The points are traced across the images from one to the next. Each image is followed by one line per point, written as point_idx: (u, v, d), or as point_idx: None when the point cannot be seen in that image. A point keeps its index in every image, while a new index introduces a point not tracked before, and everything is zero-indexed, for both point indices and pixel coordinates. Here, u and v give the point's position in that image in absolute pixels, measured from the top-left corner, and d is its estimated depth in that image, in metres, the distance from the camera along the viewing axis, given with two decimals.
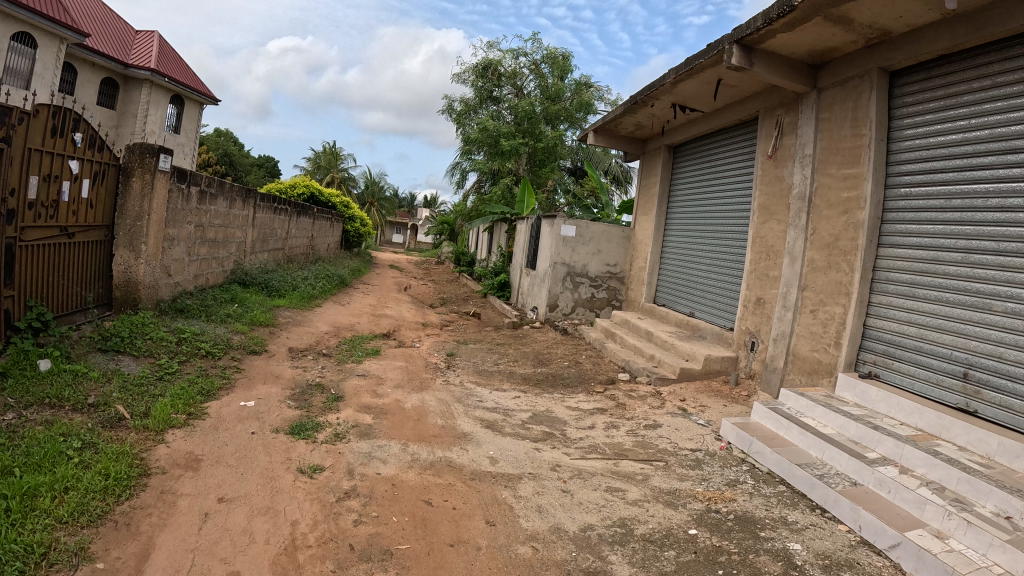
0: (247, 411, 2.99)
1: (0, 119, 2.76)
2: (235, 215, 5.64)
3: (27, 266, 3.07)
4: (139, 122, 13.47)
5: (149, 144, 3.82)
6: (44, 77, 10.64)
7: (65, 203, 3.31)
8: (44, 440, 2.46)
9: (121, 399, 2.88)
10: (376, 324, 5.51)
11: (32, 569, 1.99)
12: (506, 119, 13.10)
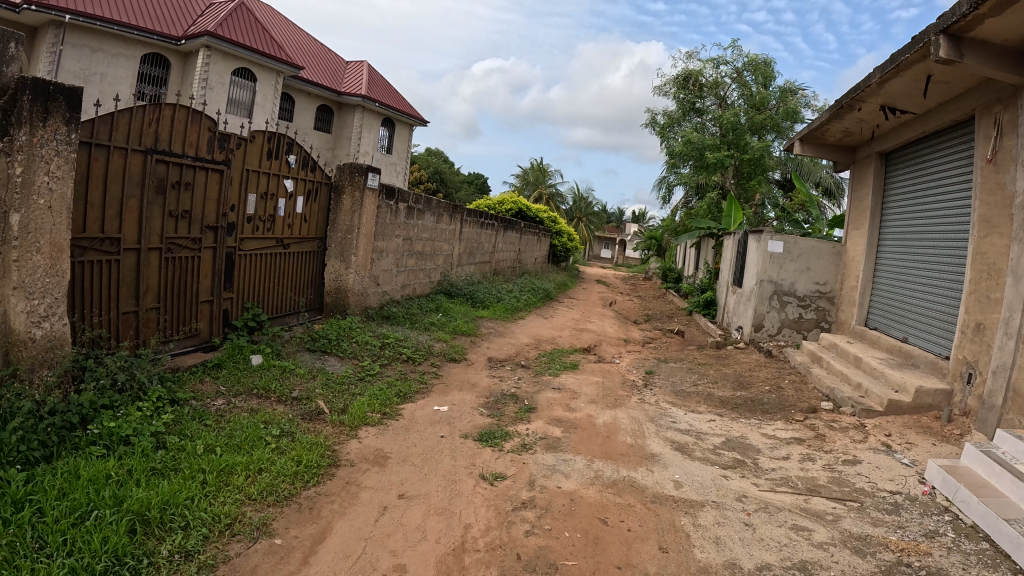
0: (438, 416, 3.44)
1: (220, 145, 3.74)
2: (442, 229, 6.93)
3: (244, 270, 4.09)
4: (354, 143, 16.40)
5: (358, 166, 4.86)
6: (265, 107, 13.00)
7: (280, 218, 4.38)
8: (247, 425, 2.93)
9: (324, 395, 3.47)
10: (578, 339, 6.04)
11: (215, 536, 2.22)
12: (710, 131, 13.83)
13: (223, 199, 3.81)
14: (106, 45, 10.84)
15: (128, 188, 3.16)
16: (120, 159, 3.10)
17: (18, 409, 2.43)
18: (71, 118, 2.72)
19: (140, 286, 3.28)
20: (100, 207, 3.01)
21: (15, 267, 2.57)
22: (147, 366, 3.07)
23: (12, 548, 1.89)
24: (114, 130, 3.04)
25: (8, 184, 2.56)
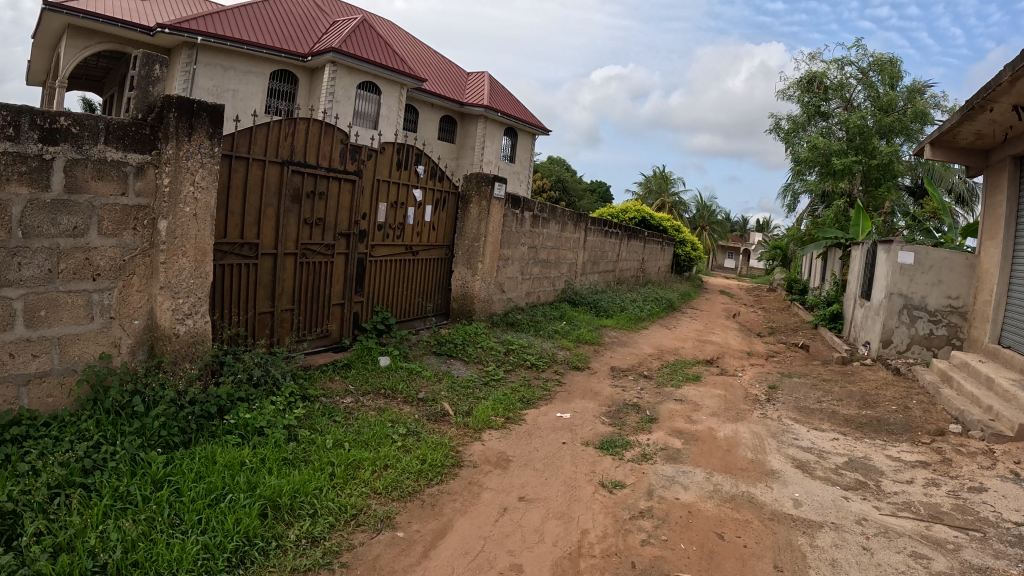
0: (561, 424, 3.48)
1: (352, 156, 3.95)
2: (567, 238, 7.05)
3: (373, 276, 4.31)
4: (477, 154, 17.04)
5: (484, 176, 5.00)
6: (390, 118, 13.91)
7: (409, 226, 4.58)
8: (375, 423, 3.09)
9: (449, 397, 3.60)
10: (702, 350, 5.99)
11: (341, 525, 2.35)
12: (838, 135, 13.25)
13: (354, 208, 4.02)
14: (236, 63, 11.96)
15: (266, 198, 3.42)
16: (258, 170, 3.35)
17: (161, 397, 2.72)
18: (214, 134, 2.99)
19: (275, 288, 3.54)
20: (239, 214, 3.28)
21: (163, 268, 2.88)
22: (280, 363, 3.32)
23: (150, 521, 2.12)
24: (251, 144, 3.29)
25: (158, 194, 2.87)
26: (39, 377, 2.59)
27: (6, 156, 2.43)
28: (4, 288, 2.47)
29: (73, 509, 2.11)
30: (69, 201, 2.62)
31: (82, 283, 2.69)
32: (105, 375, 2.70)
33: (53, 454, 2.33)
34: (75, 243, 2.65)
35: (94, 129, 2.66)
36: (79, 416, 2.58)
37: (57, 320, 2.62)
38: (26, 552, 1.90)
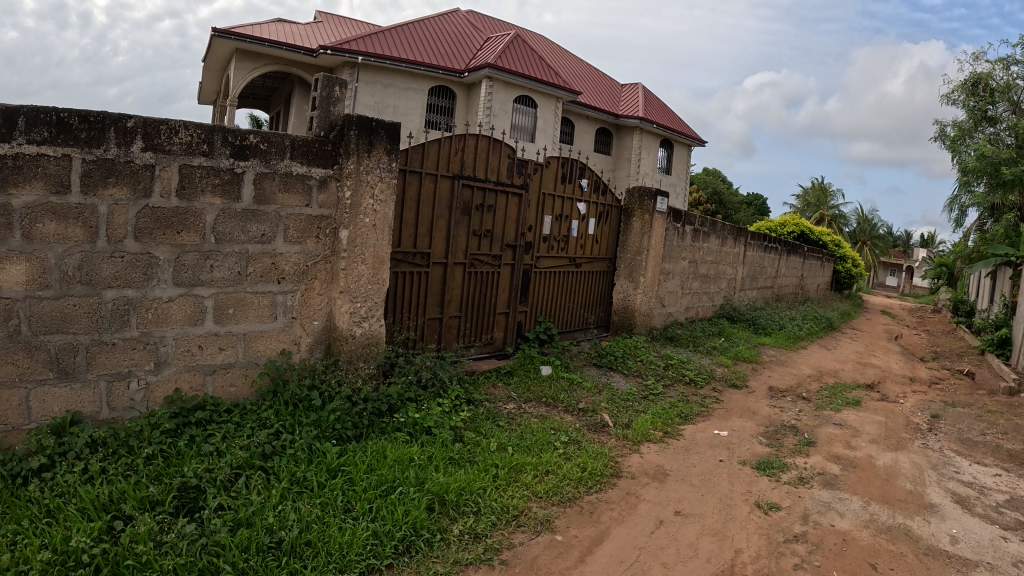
0: (719, 441, 3.47)
1: (518, 170, 4.10)
2: (726, 252, 6.97)
3: (538, 287, 4.45)
4: (633, 165, 16.90)
5: (647, 190, 5.03)
6: (547, 131, 14.12)
7: (573, 238, 4.68)
8: (537, 430, 3.18)
9: (609, 409, 3.67)
10: (862, 373, 5.78)
11: (502, 524, 2.45)
12: (1006, 142, 12.40)
13: (521, 221, 4.17)
14: (397, 79, 12.49)
15: (437, 210, 3.63)
16: (431, 183, 3.57)
17: (336, 393, 2.96)
18: (391, 150, 3.27)
19: (444, 295, 3.76)
20: (413, 224, 3.51)
21: (343, 273, 3.17)
22: (447, 367, 3.53)
23: (323, 504, 2.31)
24: (424, 159, 3.50)
25: (339, 206, 3.15)
26: (223, 368, 2.91)
27: (201, 169, 2.75)
28: (197, 287, 2.80)
29: (255, 489, 2.33)
30: (259, 211, 2.93)
31: (268, 285, 3.00)
32: (284, 369, 3.01)
33: (238, 438, 2.58)
34: (262, 249, 2.96)
35: (281, 145, 2.96)
36: (259, 405, 2.86)
37: (244, 317, 2.94)
38: (211, 525, 2.14)
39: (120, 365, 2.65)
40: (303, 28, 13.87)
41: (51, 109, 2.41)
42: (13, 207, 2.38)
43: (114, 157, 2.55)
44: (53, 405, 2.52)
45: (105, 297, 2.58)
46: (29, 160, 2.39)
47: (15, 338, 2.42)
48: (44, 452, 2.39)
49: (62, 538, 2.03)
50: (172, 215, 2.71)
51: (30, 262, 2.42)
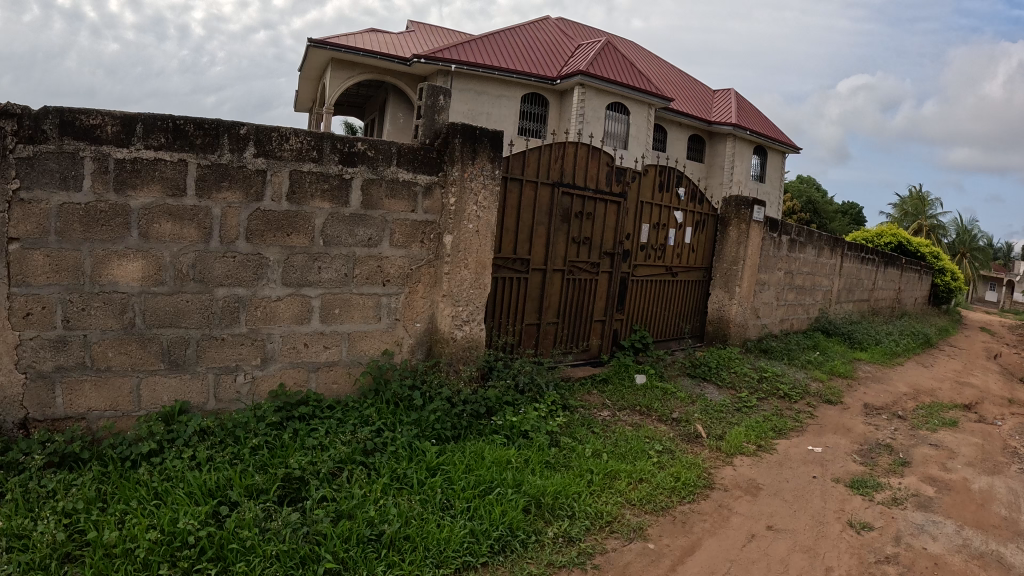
0: (811, 458, 3.41)
1: (617, 178, 4.16)
2: (822, 263, 6.83)
3: (635, 295, 4.52)
4: (727, 173, 16.74)
5: (744, 199, 4.99)
6: (641, 137, 14.05)
7: (670, 247, 4.70)
8: (631, 438, 3.20)
9: (703, 420, 3.66)
10: (962, 392, 5.58)
11: (595, 529, 2.49)
12: None
13: (619, 229, 4.23)
14: (490, 88, 12.64)
15: (537, 217, 3.74)
16: (531, 191, 3.67)
17: (437, 395, 3.10)
18: (495, 157, 3.36)
19: (542, 302, 3.86)
20: (513, 231, 3.62)
21: (446, 278, 3.31)
22: (544, 372, 3.62)
23: (423, 499, 2.43)
24: (524, 167, 3.60)
25: (443, 212, 3.29)
26: (327, 366, 3.09)
27: (311, 174, 2.95)
28: (304, 287, 2.99)
29: (358, 483, 2.46)
30: (366, 215, 3.10)
31: (374, 287, 3.17)
32: (385, 369, 3.16)
33: (342, 434, 2.73)
34: (368, 252, 3.13)
35: (388, 152, 3.12)
36: (361, 402, 3.02)
37: (348, 317, 3.11)
38: (314, 515, 2.28)
39: (228, 359, 2.88)
40: (400, 38, 14.24)
41: (168, 117, 2.68)
42: (133, 208, 2.65)
43: (226, 162, 2.78)
44: (163, 394, 2.78)
45: (216, 294, 2.82)
46: (146, 164, 2.65)
47: (131, 330, 2.70)
48: (155, 437, 2.64)
49: (172, 520, 2.20)
50: (282, 218, 2.91)
51: (146, 259, 2.68)
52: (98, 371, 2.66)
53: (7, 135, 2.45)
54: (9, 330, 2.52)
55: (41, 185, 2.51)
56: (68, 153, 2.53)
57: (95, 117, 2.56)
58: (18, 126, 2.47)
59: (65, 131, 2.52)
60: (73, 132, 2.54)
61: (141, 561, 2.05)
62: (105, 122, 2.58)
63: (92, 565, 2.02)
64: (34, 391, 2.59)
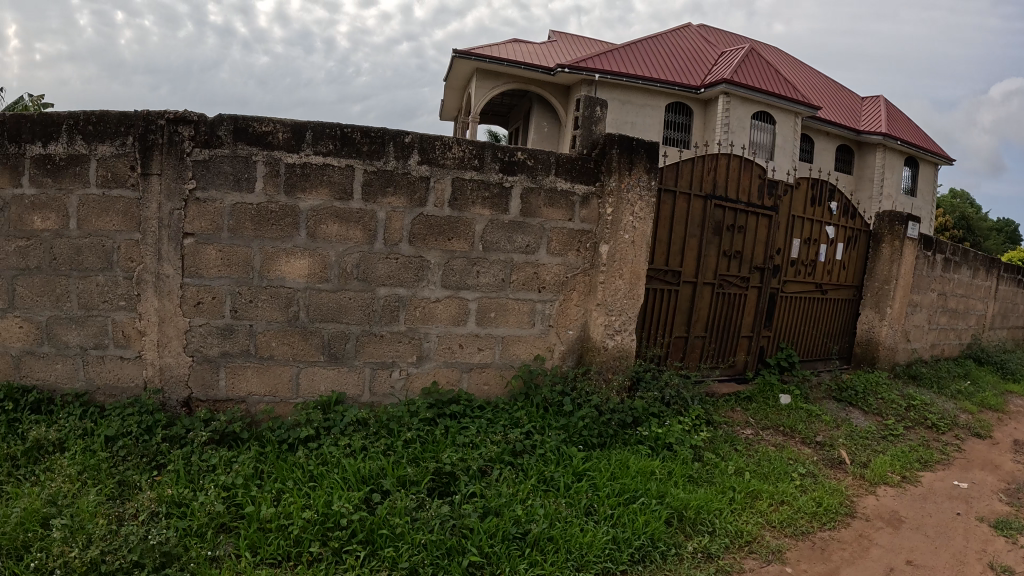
0: (956, 494, 3.26)
1: (768, 190, 4.18)
2: (978, 285, 6.50)
3: (784, 312, 4.48)
4: (875, 185, 16.13)
5: (898, 214, 4.83)
6: (785, 149, 13.69)
7: (821, 263, 4.62)
8: (775, 459, 3.18)
9: (847, 446, 3.57)
10: None
11: (734, 548, 2.48)
12: None
13: (770, 242, 4.24)
14: (632, 97, 12.64)
15: (689, 229, 3.81)
16: (684, 203, 3.76)
17: (586, 401, 3.23)
18: (652, 168, 3.48)
19: (692, 315, 3.93)
20: (666, 242, 3.73)
21: (601, 287, 3.41)
22: (690, 387, 3.63)
23: (569, 502, 2.54)
24: (678, 178, 3.71)
25: (600, 221, 3.43)
26: (480, 367, 3.36)
27: (472, 182, 3.25)
28: (463, 290, 3.29)
29: (505, 482, 2.64)
30: (525, 223, 3.33)
31: (530, 293, 3.38)
32: (536, 373, 3.38)
33: (493, 434, 2.95)
34: (526, 259, 3.35)
35: (547, 162, 3.34)
36: (512, 403, 3.28)
37: (504, 321, 3.36)
38: (463, 510, 2.41)
39: (385, 355, 3.25)
40: (544, 47, 14.54)
41: (337, 126, 3.12)
42: (301, 210, 3.12)
43: (391, 168, 3.17)
44: (319, 384, 3.22)
45: (378, 293, 3.21)
46: (315, 169, 3.11)
47: (295, 322, 3.18)
48: (313, 424, 3.03)
49: (326, 503, 2.44)
50: (444, 223, 3.24)
51: (313, 257, 3.14)
52: (259, 359, 3.18)
53: (185, 139, 3.05)
54: (182, 316, 3.13)
55: (216, 185, 3.07)
56: (241, 156, 3.08)
57: (266, 125, 3.09)
58: (195, 131, 3.07)
59: (238, 136, 3.08)
60: (245, 137, 3.08)
61: (293, 536, 2.31)
62: (276, 130, 3.09)
63: (247, 537, 2.31)
64: (200, 372, 3.17)
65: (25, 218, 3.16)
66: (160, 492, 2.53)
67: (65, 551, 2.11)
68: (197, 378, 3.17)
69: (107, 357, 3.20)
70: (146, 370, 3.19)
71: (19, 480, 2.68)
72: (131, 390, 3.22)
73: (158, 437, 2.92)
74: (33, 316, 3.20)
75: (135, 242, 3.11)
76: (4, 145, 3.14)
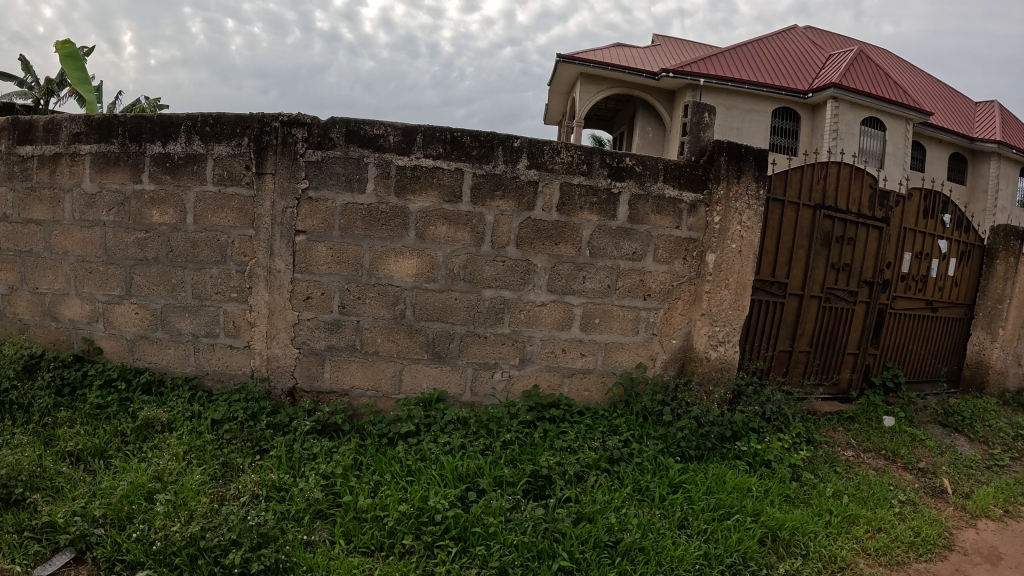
0: None
1: (879, 201, 4.06)
2: None
3: (892, 330, 4.35)
4: (990, 197, 15.47)
5: (1014, 229, 4.64)
6: (896, 158, 13.22)
7: (932, 279, 4.47)
8: (875, 483, 3.08)
9: (949, 473, 3.43)
10: None
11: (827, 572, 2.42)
12: None
13: (881, 256, 4.12)
14: (739, 102, 12.45)
15: (796, 241, 3.76)
16: (792, 213, 3.72)
17: (687, 412, 3.22)
18: (761, 176, 3.39)
19: (797, 329, 3.88)
20: (773, 253, 3.70)
21: (706, 297, 3.38)
22: (792, 403, 3.57)
23: (663, 514, 2.54)
24: (786, 187, 3.69)
25: (708, 230, 3.40)
26: (581, 373, 3.39)
27: (580, 187, 3.28)
28: (568, 294, 3.32)
29: (601, 489, 2.65)
30: (632, 230, 3.34)
31: (635, 300, 3.38)
32: (637, 382, 3.36)
33: (592, 440, 2.98)
34: (632, 265, 3.36)
35: (655, 169, 3.33)
36: (611, 411, 3.28)
37: (608, 328, 3.37)
38: (557, 514, 2.44)
39: (488, 356, 3.33)
40: (650, 51, 14.47)
41: (446, 130, 3.22)
42: (411, 210, 3.24)
43: (500, 172, 3.23)
44: (422, 380, 3.35)
45: (483, 294, 3.29)
46: (425, 171, 3.22)
47: (401, 320, 3.31)
48: (413, 420, 3.13)
49: (422, 498, 2.51)
50: (552, 227, 3.28)
51: (420, 257, 3.26)
52: (363, 355, 3.34)
53: (299, 141, 3.24)
54: (291, 310, 3.34)
55: (329, 185, 3.24)
56: (352, 157, 3.23)
57: (378, 128, 3.22)
58: (308, 133, 3.23)
59: (350, 138, 3.23)
60: (358, 140, 3.23)
61: (388, 527, 2.40)
62: (387, 133, 3.22)
63: (342, 525, 2.42)
64: (306, 364, 3.37)
65: (145, 212, 3.48)
66: (262, 476, 2.66)
67: (167, 525, 2.25)
68: (303, 369, 3.38)
69: (218, 344, 3.46)
70: (254, 359, 3.42)
71: (130, 455, 2.89)
72: (239, 376, 3.47)
73: (263, 423, 3.09)
74: (150, 303, 3.53)
75: (249, 238, 3.33)
76: (129, 145, 3.46)
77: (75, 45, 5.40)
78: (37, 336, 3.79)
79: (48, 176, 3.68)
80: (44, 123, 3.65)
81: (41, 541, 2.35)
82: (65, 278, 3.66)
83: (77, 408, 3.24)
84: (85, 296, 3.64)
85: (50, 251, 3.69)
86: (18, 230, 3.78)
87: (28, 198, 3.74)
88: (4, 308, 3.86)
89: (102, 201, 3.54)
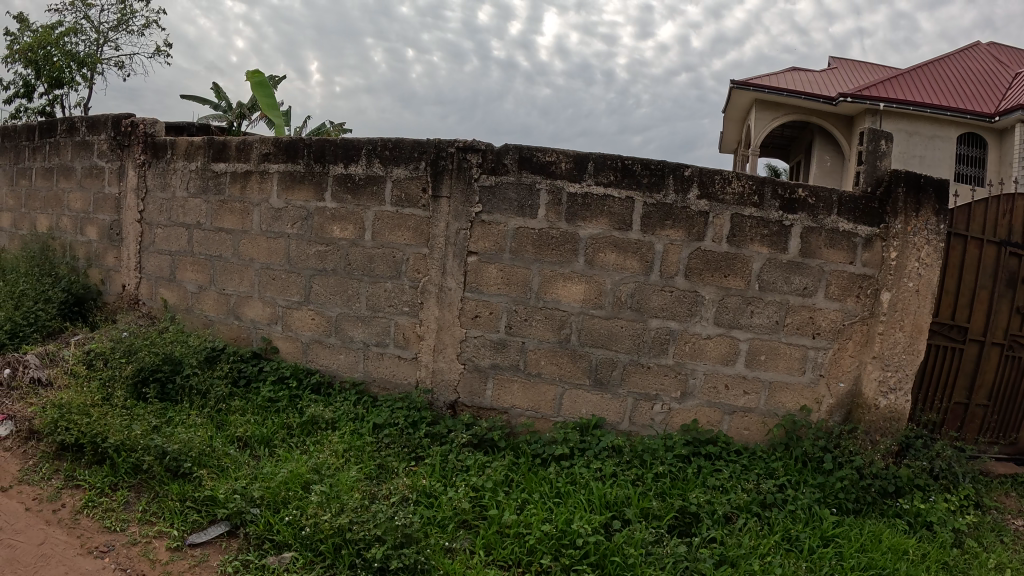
0: None
1: None
2: None
3: None
4: None
5: None
6: None
7: None
8: None
9: None
10: None
11: None
12: None
13: None
14: (921, 128, 11.99)
15: (974, 280, 3.70)
16: (976, 250, 3.69)
17: (848, 461, 3.20)
18: (941, 210, 3.31)
19: (975, 379, 3.80)
20: (953, 293, 3.68)
21: (879, 338, 3.34)
22: (963, 462, 3.45)
23: (809, 567, 2.57)
24: (966, 223, 3.66)
25: (883, 266, 3.34)
26: (742, 411, 3.43)
27: (751, 219, 3.33)
28: (735, 329, 3.38)
29: (748, 533, 2.71)
30: (804, 264, 3.35)
31: (803, 338, 3.38)
32: (800, 426, 3.36)
33: (746, 482, 3.05)
34: (802, 301, 3.36)
35: (829, 201, 3.32)
36: (770, 453, 3.31)
37: (774, 365, 3.39)
38: (699, 554, 2.55)
39: (649, 387, 3.45)
40: (822, 74, 14.08)
41: (618, 159, 3.37)
42: (581, 237, 3.41)
43: (671, 202, 3.34)
44: (581, 406, 3.50)
45: (649, 324, 3.41)
46: (596, 199, 3.39)
47: (566, 343, 3.48)
48: (568, 443, 3.29)
49: (566, 520, 2.67)
50: (721, 259, 3.35)
51: (589, 283, 3.42)
52: (527, 375, 3.53)
53: (473, 167, 3.48)
54: (460, 326, 3.58)
55: (501, 210, 3.47)
56: (525, 183, 3.44)
57: (550, 155, 3.41)
58: (483, 159, 3.48)
59: (523, 165, 3.44)
60: (531, 166, 3.43)
61: (531, 545, 2.56)
62: (560, 160, 3.40)
63: (484, 537, 2.61)
64: (469, 380, 3.60)
65: (326, 227, 3.83)
66: (414, 481, 2.89)
67: (318, 513, 2.55)
68: (466, 384, 3.61)
69: (387, 354, 3.75)
70: (419, 371, 3.68)
71: (292, 446, 3.22)
72: (404, 386, 3.73)
73: (422, 432, 3.34)
74: (327, 310, 3.87)
75: (423, 256, 3.61)
76: (313, 165, 3.83)
77: (264, 72, 5.92)
78: (221, 332, 4.27)
79: (239, 190, 4.12)
80: (237, 144, 4.10)
81: (200, 512, 2.75)
82: (251, 282, 4.10)
83: (250, 399, 3.63)
84: (267, 299, 4.06)
85: (238, 256, 4.14)
86: (210, 236, 4.26)
87: (220, 209, 4.20)
88: (194, 304, 4.39)
89: (287, 215, 3.93)
